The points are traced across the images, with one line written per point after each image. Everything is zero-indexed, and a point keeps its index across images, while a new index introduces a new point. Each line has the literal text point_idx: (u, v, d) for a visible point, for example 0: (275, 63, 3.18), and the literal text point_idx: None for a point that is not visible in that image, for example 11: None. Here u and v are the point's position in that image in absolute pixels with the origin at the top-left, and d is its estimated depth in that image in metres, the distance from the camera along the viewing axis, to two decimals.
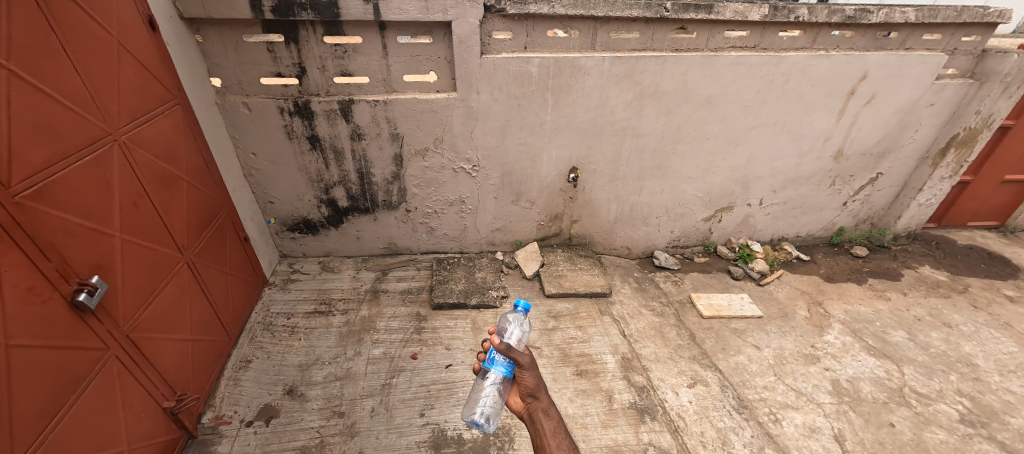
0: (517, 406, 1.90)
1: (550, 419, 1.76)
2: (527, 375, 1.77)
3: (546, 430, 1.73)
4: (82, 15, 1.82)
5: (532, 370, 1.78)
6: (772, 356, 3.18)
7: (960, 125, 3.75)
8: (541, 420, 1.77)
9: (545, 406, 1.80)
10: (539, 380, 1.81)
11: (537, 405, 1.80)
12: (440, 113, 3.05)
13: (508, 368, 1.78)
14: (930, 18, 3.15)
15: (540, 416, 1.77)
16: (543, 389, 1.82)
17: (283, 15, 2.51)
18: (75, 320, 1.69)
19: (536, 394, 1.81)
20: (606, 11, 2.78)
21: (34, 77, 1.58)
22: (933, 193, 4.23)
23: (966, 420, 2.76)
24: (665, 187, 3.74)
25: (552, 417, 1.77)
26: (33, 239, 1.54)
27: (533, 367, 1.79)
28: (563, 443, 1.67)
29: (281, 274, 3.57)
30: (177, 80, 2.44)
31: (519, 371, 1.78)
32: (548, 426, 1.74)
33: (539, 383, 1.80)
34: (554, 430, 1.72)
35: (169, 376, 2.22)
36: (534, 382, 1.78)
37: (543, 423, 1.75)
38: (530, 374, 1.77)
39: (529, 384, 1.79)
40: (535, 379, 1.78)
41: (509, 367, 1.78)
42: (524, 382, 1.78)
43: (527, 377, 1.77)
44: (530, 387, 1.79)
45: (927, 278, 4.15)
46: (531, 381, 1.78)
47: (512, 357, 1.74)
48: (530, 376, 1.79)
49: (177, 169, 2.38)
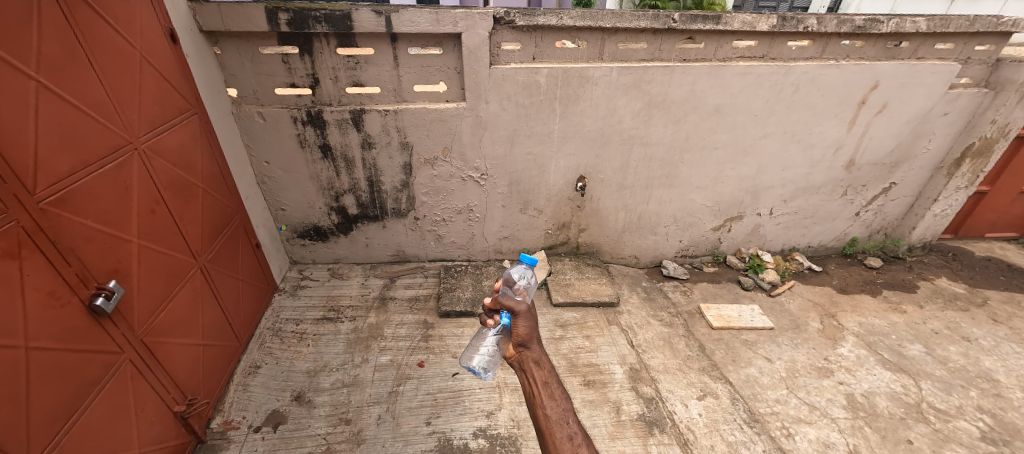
0: (509, 353, 1.79)
1: (541, 369, 1.69)
2: (521, 324, 1.70)
3: (537, 380, 1.67)
4: (107, 28, 1.89)
5: (526, 319, 1.72)
6: (784, 369, 3.12)
7: (976, 135, 3.69)
8: (531, 369, 1.70)
9: (537, 356, 1.71)
10: (533, 329, 1.72)
11: (528, 356, 1.72)
12: (449, 123, 3.09)
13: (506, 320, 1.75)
14: (942, 27, 3.12)
15: (531, 366, 1.70)
16: (536, 339, 1.73)
17: (298, 27, 2.60)
18: (93, 324, 1.73)
19: (528, 344, 1.72)
20: (614, 21, 2.82)
21: (60, 89, 1.65)
22: (949, 203, 4.15)
23: (988, 438, 2.66)
24: (673, 197, 3.73)
25: (544, 367, 1.70)
26: (54, 244, 1.59)
27: (527, 316, 1.72)
28: (555, 393, 1.64)
29: (291, 281, 3.62)
30: (194, 90, 2.51)
31: (513, 321, 1.72)
32: (538, 376, 1.68)
33: (532, 332, 1.71)
34: (545, 379, 1.67)
35: (181, 381, 2.25)
36: (527, 332, 1.71)
37: (533, 373, 1.69)
38: (523, 324, 1.70)
39: (521, 333, 1.71)
40: (528, 329, 1.71)
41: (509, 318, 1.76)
42: (517, 332, 1.71)
43: (520, 327, 1.70)
44: (522, 337, 1.71)
45: (945, 291, 4.05)
46: (524, 331, 1.70)
47: (506, 306, 1.71)
48: (524, 326, 1.71)
49: (193, 177, 2.44)
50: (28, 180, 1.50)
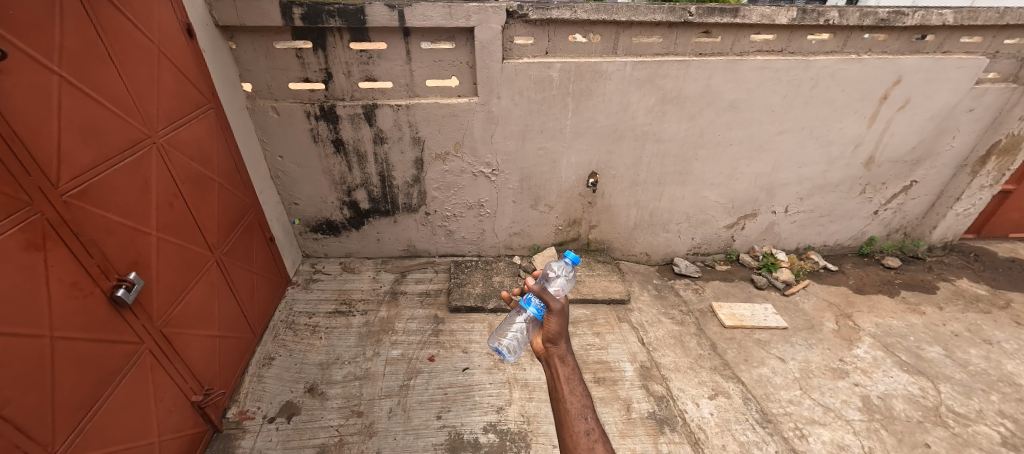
0: (537, 346, 1.79)
1: (565, 366, 1.68)
2: (553, 321, 1.69)
3: (560, 376, 1.67)
4: (126, 22, 1.90)
5: (560, 318, 1.70)
6: (798, 370, 3.08)
7: (1002, 132, 3.58)
8: (555, 366, 1.70)
9: (563, 352, 1.70)
10: (564, 329, 1.72)
11: (554, 352, 1.72)
12: (461, 118, 3.08)
13: (539, 313, 1.70)
14: (970, 20, 3.02)
15: (556, 362, 1.69)
16: (564, 336, 1.73)
17: (311, 22, 2.59)
18: (115, 315, 1.77)
19: (556, 341, 1.72)
20: (629, 15, 2.76)
21: (82, 83, 1.67)
22: (972, 202, 4.04)
23: (1010, 443, 2.60)
24: (686, 193, 3.68)
25: (569, 364, 1.69)
26: (77, 236, 1.62)
27: (562, 314, 1.71)
28: (576, 389, 1.62)
29: (304, 274, 3.67)
30: (210, 85, 2.53)
31: (546, 316, 1.71)
32: (562, 373, 1.67)
33: (562, 330, 1.71)
34: (567, 376, 1.66)
35: (198, 371, 2.29)
36: (558, 329, 1.70)
37: (558, 369, 1.68)
38: (555, 322, 1.69)
39: (552, 330, 1.71)
40: (560, 326, 1.70)
41: (540, 311, 1.72)
42: (549, 328, 1.70)
43: (551, 324, 1.69)
44: (553, 333, 1.71)
45: (965, 292, 3.95)
46: (555, 327, 1.69)
47: (544, 299, 1.69)
48: (555, 323, 1.70)
49: (209, 171, 2.47)
50: (52, 173, 1.53)
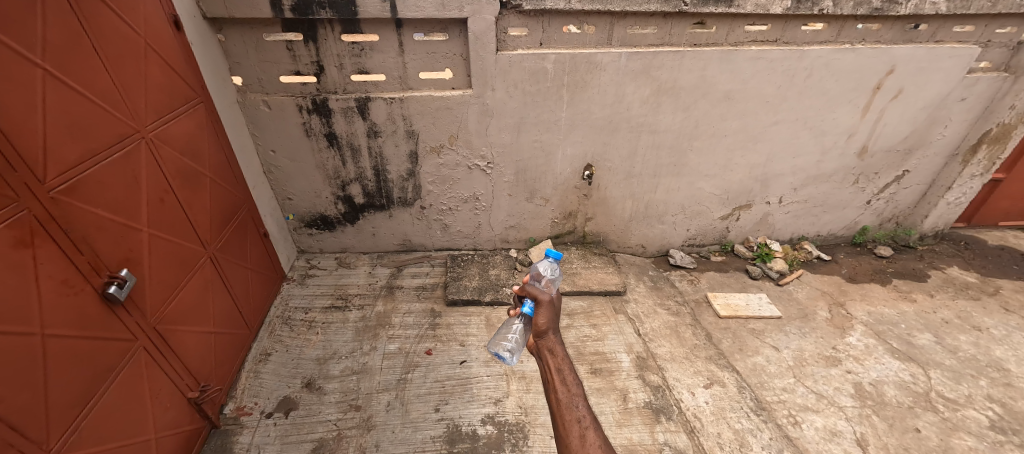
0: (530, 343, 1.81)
1: (555, 357, 1.67)
2: (542, 315, 1.72)
3: (551, 367, 1.66)
4: (111, 14, 1.86)
5: (548, 310, 1.73)
6: (792, 358, 3.12)
7: (993, 121, 3.61)
8: (546, 358, 1.69)
9: (552, 344, 1.70)
10: (553, 322, 1.74)
11: (544, 344, 1.71)
12: (455, 110, 3.06)
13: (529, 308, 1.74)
14: (962, 8, 3.02)
15: (546, 353, 1.69)
16: (552, 328, 1.72)
17: (302, 13, 2.53)
18: (107, 312, 1.75)
19: (544, 334, 1.72)
20: (623, 5, 2.74)
21: (67, 76, 1.64)
22: (963, 191, 4.08)
23: (997, 427, 2.66)
24: (681, 185, 3.69)
25: (558, 354, 1.68)
26: (66, 233, 1.60)
27: (550, 306, 1.73)
28: (567, 378, 1.62)
29: (299, 270, 3.64)
30: (199, 78, 2.49)
31: (536, 311, 1.73)
32: (552, 363, 1.67)
33: (552, 324, 1.72)
34: (558, 366, 1.65)
35: (193, 367, 2.28)
36: (547, 323, 1.71)
37: (548, 361, 1.67)
38: (543, 315, 1.71)
39: (541, 324, 1.72)
40: (548, 321, 1.72)
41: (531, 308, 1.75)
42: (538, 322, 1.72)
43: (540, 318, 1.71)
44: (541, 327, 1.72)
45: (956, 280, 4.01)
46: (544, 321, 1.71)
47: (530, 294, 1.73)
48: (544, 317, 1.72)
49: (200, 166, 2.44)
50: (39, 169, 1.50)
